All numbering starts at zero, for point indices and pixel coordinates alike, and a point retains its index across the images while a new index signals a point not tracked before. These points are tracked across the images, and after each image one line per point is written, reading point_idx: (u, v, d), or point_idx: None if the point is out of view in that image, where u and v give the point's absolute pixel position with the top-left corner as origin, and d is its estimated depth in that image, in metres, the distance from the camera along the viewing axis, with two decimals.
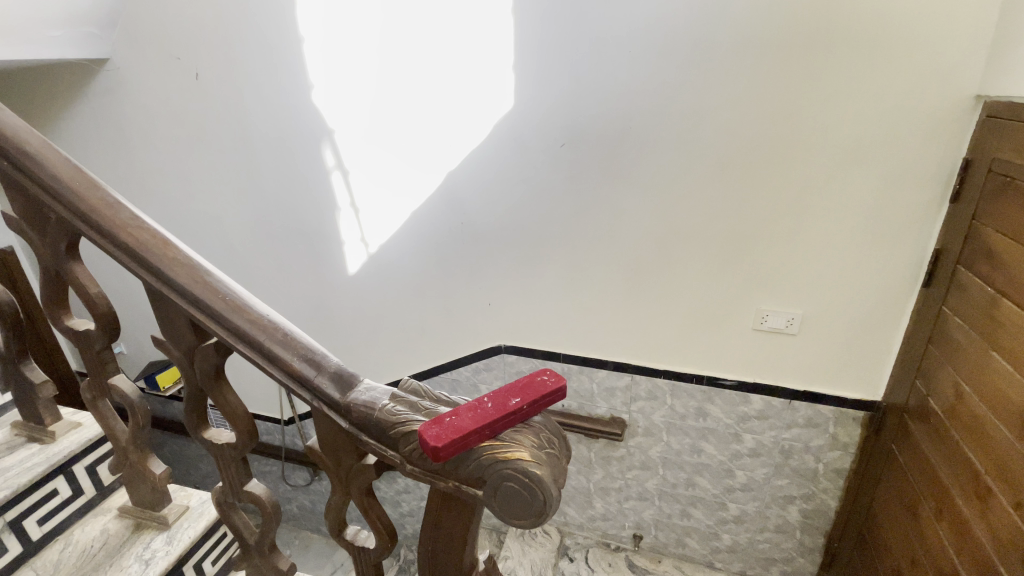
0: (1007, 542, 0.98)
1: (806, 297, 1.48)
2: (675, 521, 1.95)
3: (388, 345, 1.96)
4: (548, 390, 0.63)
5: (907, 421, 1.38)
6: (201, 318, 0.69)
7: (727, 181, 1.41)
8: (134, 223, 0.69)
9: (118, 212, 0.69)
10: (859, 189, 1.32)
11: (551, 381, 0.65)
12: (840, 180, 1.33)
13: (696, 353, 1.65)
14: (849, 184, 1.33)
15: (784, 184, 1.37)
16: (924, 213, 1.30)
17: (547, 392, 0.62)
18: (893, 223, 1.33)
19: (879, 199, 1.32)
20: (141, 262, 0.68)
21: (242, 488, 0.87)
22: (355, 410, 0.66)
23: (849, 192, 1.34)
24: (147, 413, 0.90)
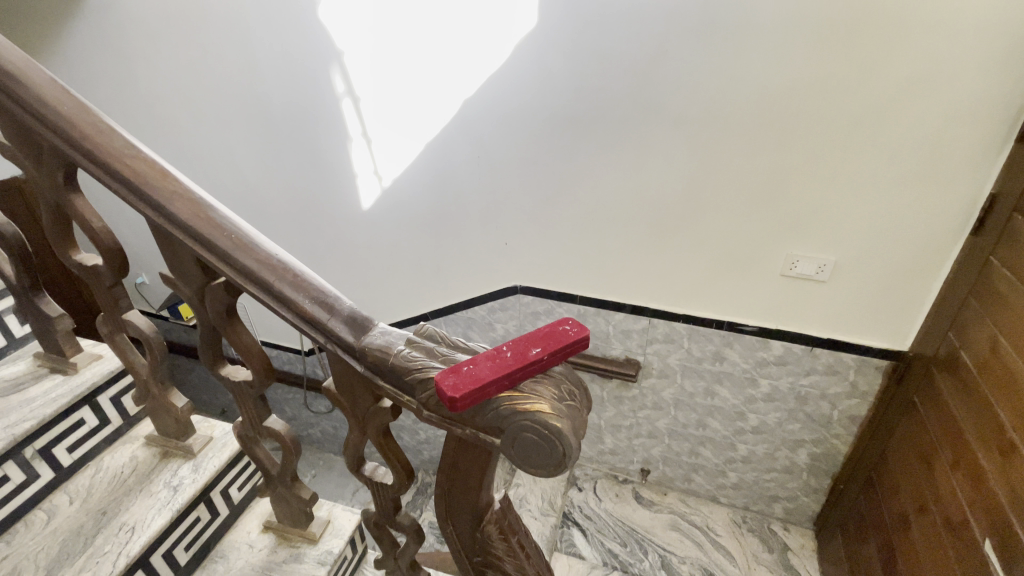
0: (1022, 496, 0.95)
1: (841, 244, 1.40)
2: (682, 458, 2.00)
3: (401, 281, 1.93)
4: (573, 339, 0.61)
5: (934, 372, 1.35)
6: (209, 257, 0.66)
7: (768, 115, 1.29)
8: (129, 152, 0.64)
9: (112, 139, 0.64)
10: (915, 127, 1.20)
11: (575, 331, 0.62)
12: (896, 116, 1.20)
13: (718, 298, 1.61)
14: (905, 121, 1.20)
15: (829, 120, 1.25)
16: (985, 152, 1.18)
17: (569, 343, 0.60)
18: (947, 164, 1.22)
19: (936, 138, 1.20)
20: (140, 195, 0.64)
21: (261, 423, 0.88)
22: (370, 355, 0.64)
23: (903, 131, 1.21)
24: (165, 348, 0.90)
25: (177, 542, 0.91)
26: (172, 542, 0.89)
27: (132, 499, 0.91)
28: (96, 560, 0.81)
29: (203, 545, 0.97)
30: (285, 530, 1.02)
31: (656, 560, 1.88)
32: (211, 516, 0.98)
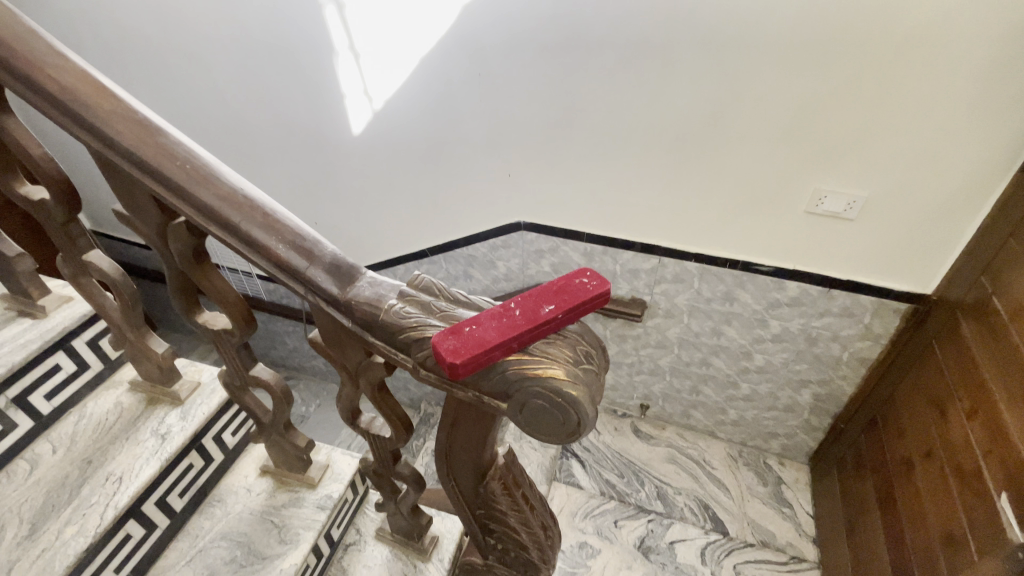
0: None
1: (876, 179, 1.28)
2: (682, 395, 1.99)
3: (397, 214, 1.82)
4: (591, 297, 0.53)
5: (959, 317, 1.28)
6: (163, 193, 0.56)
7: (812, 26, 1.12)
8: (55, 61, 0.52)
9: (32, 45, 0.52)
10: (979, 47, 1.05)
11: (593, 286, 0.55)
12: (960, 30, 1.04)
13: (735, 236, 1.51)
14: (968, 39, 1.05)
15: (883, 33, 1.09)
16: None
17: (586, 299, 0.53)
18: (1011, 88, 1.08)
19: (1001, 60, 1.05)
20: (72, 116, 0.53)
21: (248, 372, 0.82)
22: (358, 309, 0.56)
23: (964, 51, 1.06)
24: (136, 292, 0.83)
25: (170, 490, 0.88)
26: (165, 490, 0.87)
27: (118, 448, 0.87)
28: (83, 512, 0.78)
29: (199, 491, 0.95)
30: (283, 474, 1.00)
31: (652, 491, 1.91)
32: (205, 462, 0.95)
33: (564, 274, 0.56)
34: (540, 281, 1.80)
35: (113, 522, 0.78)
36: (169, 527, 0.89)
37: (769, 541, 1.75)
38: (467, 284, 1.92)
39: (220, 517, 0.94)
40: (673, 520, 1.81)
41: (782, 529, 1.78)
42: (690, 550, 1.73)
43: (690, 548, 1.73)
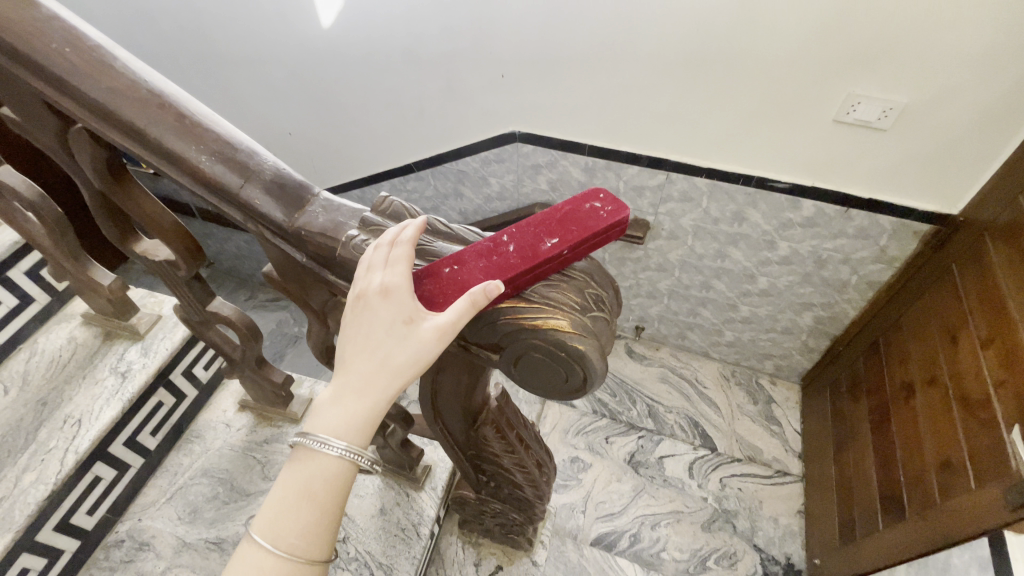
0: None
1: (919, 80, 1.12)
2: (679, 318, 1.94)
3: (378, 122, 1.65)
4: (602, 228, 0.45)
5: (986, 240, 1.19)
6: (49, 93, 0.44)
7: None
8: None
9: None
10: None
11: (605, 214, 0.46)
12: None
13: (751, 147, 1.36)
14: None
15: None
16: None
17: (597, 231, 0.44)
18: None
19: None
20: None
21: (206, 308, 0.72)
22: (310, 243, 0.46)
23: None
24: (63, 218, 0.72)
25: (140, 428, 0.82)
26: (134, 429, 0.81)
27: (74, 387, 0.81)
28: (42, 458, 0.72)
29: (174, 427, 0.90)
30: (263, 409, 0.95)
31: (643, 410, 1.91)
32: (177, 398, 0.89)
33: (568, 200, 0.47)
34: (535, 198, 1.67)
35: (76, 467, 0.73)
36: (145, 465, 0.85)
37: (755, 456, 1.78)
38: (458, 203, 1.78)
39: (199, 454, 0.90)
40: (663, 437, 1.83)
41: (769, 446, 1.82)
42: (678, 464, 1.76)
43: (678, 463, 1.76)
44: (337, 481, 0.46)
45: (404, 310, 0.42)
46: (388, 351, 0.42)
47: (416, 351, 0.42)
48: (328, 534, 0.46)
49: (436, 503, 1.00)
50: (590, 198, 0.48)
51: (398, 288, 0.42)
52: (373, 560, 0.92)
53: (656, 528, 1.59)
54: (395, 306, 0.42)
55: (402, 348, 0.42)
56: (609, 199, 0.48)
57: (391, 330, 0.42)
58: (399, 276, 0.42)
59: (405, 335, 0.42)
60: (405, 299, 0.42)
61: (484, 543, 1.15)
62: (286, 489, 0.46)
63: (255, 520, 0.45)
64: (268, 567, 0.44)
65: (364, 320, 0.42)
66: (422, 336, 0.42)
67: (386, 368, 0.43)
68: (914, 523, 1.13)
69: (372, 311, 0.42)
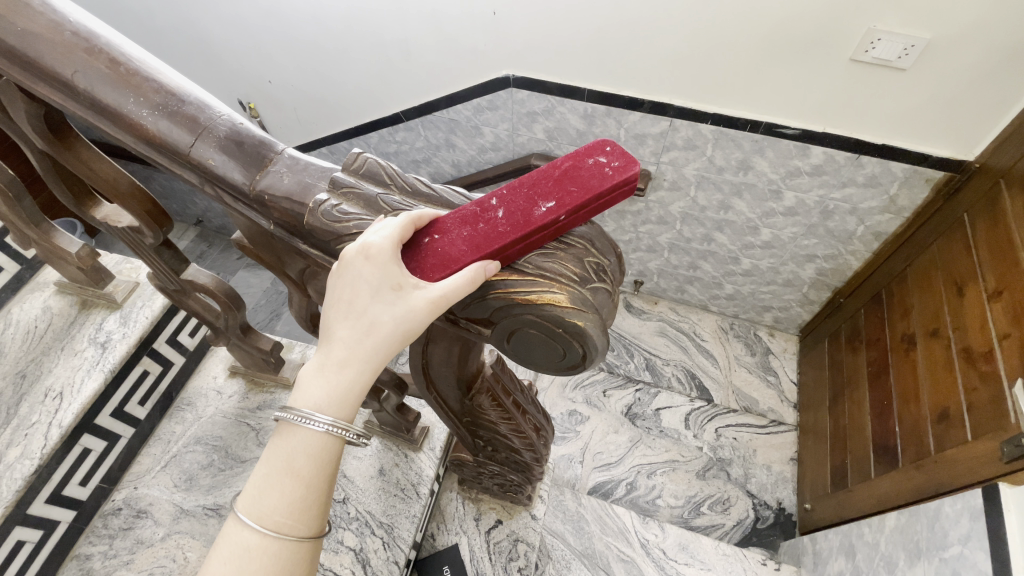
0: None
1: (947, 11, 1.02)
2: (679, 272, 1.91)
3: (361, 68, 1.54)
4: (604, 189, 0.39)
5: (1002, 188, 1.13)
6: None
7: None
8: None
9: None
10: None
11: (610, 170, 0.40)
12: None
13: (760, 90, 1.28)
14: None
15: None
16: None
17: (600, 191, 0.39)
18: None
19: None
20: None
21: (180, 276, 0.68)
22: (275, 209, 0.41)
23: None
24: (17, 181, 0.66)
25: (127, 398, 0.80)
26: (120, 399, 0.79)
27: (53, 358, 0.78)
28: (25, 432, 0.70)
29: (164, 395, 0.88)
30: (254, 374, 0.93)
31: (641, 362, 1.91)
32: (163, 366, 0.86)
33: (568, 154, 0.42)
34: (530, 149, 1.59)
35: (61, 441, 0.71)
36: (136, 434, 0.83)
37: (751, 407, 1.80)
38: (450, 155, 1.70)
39: (191, 421, 0.88)
40: (660, 389, 1.84)
41: (765, 396, 1.83)
42: (674, 416, 1.77)
43: (674, 415, 1.77)
44: (322, 455, 0.42)
45: (390, 273, 0.38)
46: (374, 318, 0.39)
47: (405, 319, 0.38)
48: (317, 510, 0.42)
49: (434, 463, 1.00)
50: (595, 151, 0.42)
51: (382, 250, 0.38)
52: (374, 519, 0.92)
53: (652, 476, 1.63)
54: (380, 269, 0.38)
55: (390, 315, 0.39)
56: (616, 152, 0.42)
57: (377, 295, 0.39)
58: (387, 238, 0.38)
59: (394, 302, 0.39)
60: (390, 262, 0.38)
61: (484, 498, 1.17)
62: (269, 465, 0.42)
63: (239, 498, 0.41)
64: (254, 547, 0.40)
65: (347, 282, 0.39)
66: (411, 304, 0.38)
67: (373, 337, 0.40)
68: (906, 473, 1.15)
69: (356, 273, 0.38)
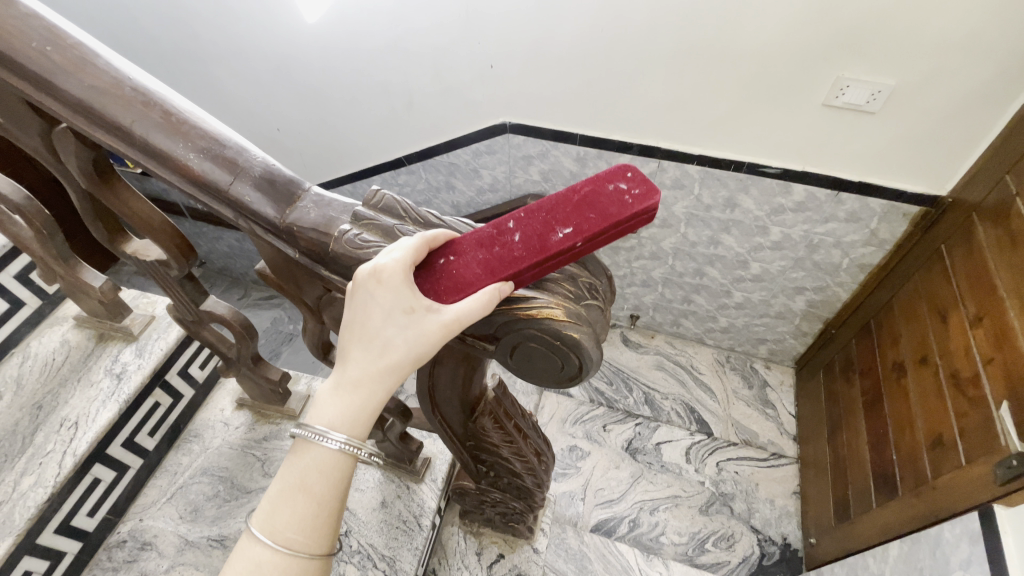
0: None
1: (907, 62, 1.12)
2: (673, 305, 1.95)
3: (366, 116, 1.64)
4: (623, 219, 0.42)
5: (975, 221, 1.20)
6: (35, 96, 0.45)
7: None
8: None
9: None
10: None
11: (631, 199, 0.43)
12: None
13: (741, 134, 1.37)
14: None
15: None
16: None
17: (616, 219, 0.42)
18: None
19: None
20: None
21: (199, 307, 0.72)
22: (302, 238, 0.46)
23: None
24: (51, 219, 0.71)
25: (137, 429, 0.82)
26: (131, 430, 0.81)
27: (70, 389, 0.80)
28: (39, 461, 0.72)
29: (172, 427, 0.89)
30: (261, 406, 0.95)
31: (640, 397, 1.92)
32: (173, 398, 0.88)
33: (590, 178, 0.44)
34: (527, 190, 1.67)
35: (74, 470, 0.72)
36: (143, 466, 0.84)
37: (751, 440, 1.81)
38: (450, 196, 1.78)
39: (198, 452, 0.90)
40: (660, 423, 1.84)
41: (764, 429, 1.84)
42: (675, 450, 1.77)
43: (675, 449, 1.78)
44: (333, 472, 0.45)
45: (402, 296, 0.42)
46: (389, 338, 0.43)
47: (417, 340, 0.43)
48: (326, 529, 0.45)
49: (436, 494, 1.00)
50: (617, 175, 0.45)
51: (393, 274, 0.42)
52: (375, 552, 0.93)
53: (654, 513, 1.62)
54: (392, 292, 0.42)
55: (403, 335, 0.43)
56: (637, 178, 0.44)
57: (391, 318, 0.42)
58: (398, 263, 0.42)
59: (406, 324, 0.42)
60: (402, 285, 0.42)
61: (485, 532, 1.16)
62: (283, 482, 0.45)
63: (254, 514, 0.44)
64: (267, 562, 0.43)
65: (362, 304, 0.43)
66: (422, 325, 0.42)
67: (385, 359, 0.43)
68: (907, 500, 1.16)
69: (369, 296, 0.42)
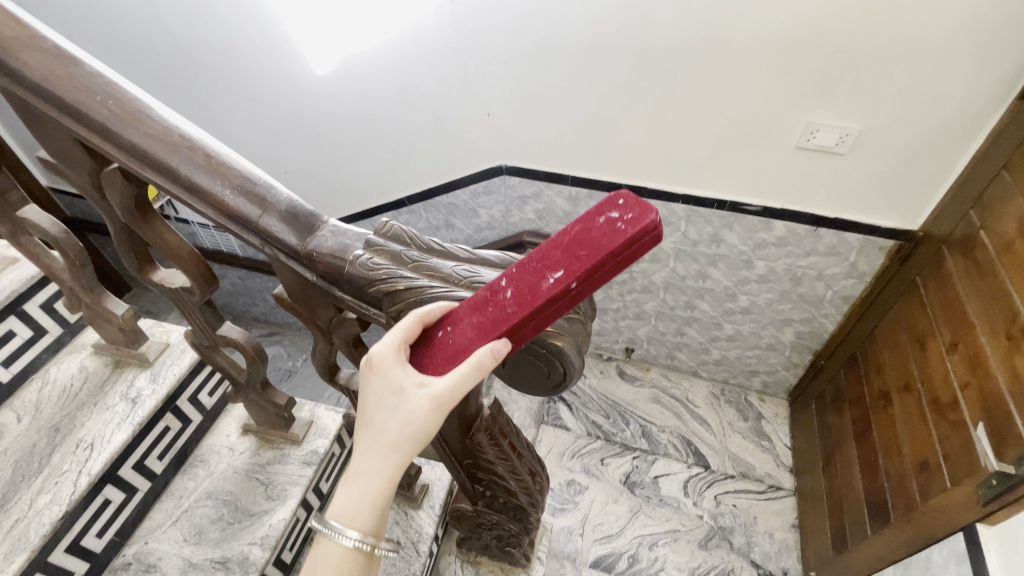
0: None
1: (869, 109, 1.23)
2: (667, 338, 2.00)
3: (370, 159, 1.74)
4: (616, 247, 0.42)
5: (945, 253, 1.27)
6: (87, 136, 0.50)
7: None
8: None
9: None
10: None
11: (623, 225, 0.42)
12: None
13: (722, 174, 1.46)
14: None
15: None
16: None
17: (605, 254, 0.42)
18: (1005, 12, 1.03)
19: None
20: None
21: (215, 332, 0.77)
22: (321, 263, 0.52)
23: None
24: (83, 251, 0.77)
25: (147, 453, 0.85)
26: (142, 453, 0.84)
27: (87, 413, 0.84)
28: (56, 480, 0.76)
29: (180, 452, 0.93)
30: (266, 431, 0.98)
31: (637, 430, 1.93)
32: (183, 423, 0.92)
33: (580, 217, 0.45)
34: (522, 227, 1.75)
35: (88, 489, 0.76)
36: (151, 489, 0.87)
37: (748, 472, 1.82)
38: (449, 234, 1.86)
39: (203, 477, 0.93)
40: (657, 456, 1.85)
41: (761, 461, 1.85)
42: (673, 483, 1.78)
43: (673, 482, 1.78)
44: (343, 564, 0.50)
45: (394, 377, 0.48)
46: (387, 420, 0.48)
47: (408, 416, 0.48)
48: None
49: (434, 520, 1.02)
50: (608, 204, 0.45)
51: (385, 356, 0.49)
52: None
53: (654, 548, 1.61)
54: (385, 374, 0.49)
55: (397, 414, 0.48)
56: (630, 204, 0.43)
57: (387, 400, 0.48)
58: (389, 348, 0.49)
59: (398, 403, 0.48)
60: (392, 365, 0.48)
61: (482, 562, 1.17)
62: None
63: None
64: None
65: (365, 390, 0.50)
66: (413, 401, 0.48)
67: (383, 439, 0.48)
68: (899, 525, 1.18)
69: (370, 381, 0.49)
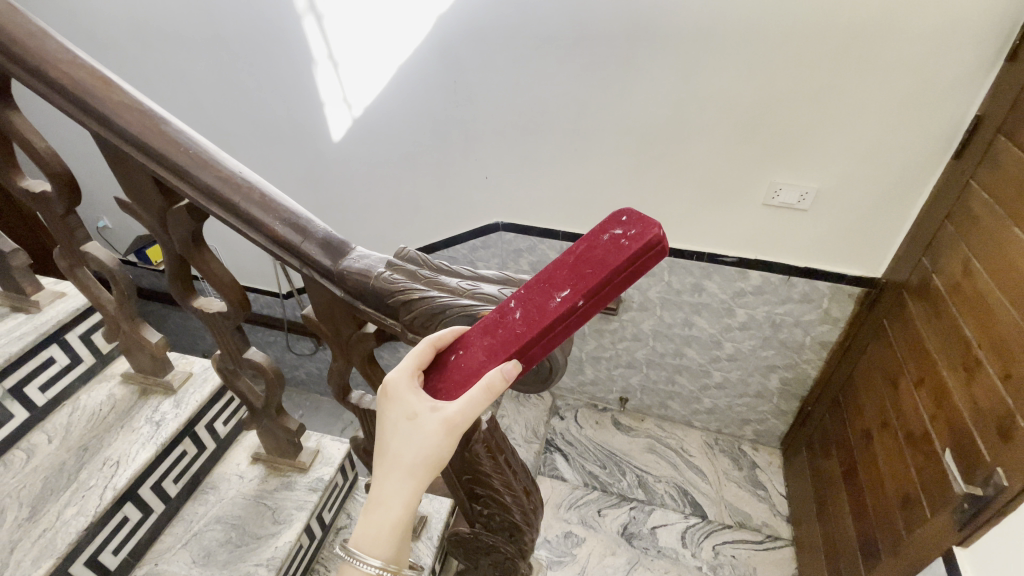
0: (989, 416, 0.99)
1: (822, 171, 1.40)
2: (659, 386, 2.06)
3: (378, 218, 1.89)
4: (621, 262, 0.50)
5: (905, 297, 1.39)
6: (167, 177, 0.63)
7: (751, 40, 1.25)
8: (87, 67, 0.60)
9: (70, 56, 0.60)
10: (903, 57, 1.19)
11: (626, 241, 0.50)
12: (882, 42, 1.18)
13: (699, 229, 1.61)
14: (892, 49, 1.18)
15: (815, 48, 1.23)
16: (966, 81, 1.18)
17: (608, 270, 0.51)
18: (925, 91, 1.22)
19: (917, 73, 1.20)
20: (91, 113, 0.60)
21: (241, 356, 0.86)
22: (350, 280, 0.63)
23: (888, 62, 1.20)
24: (131, 283, 0.87)
25: (165, 475, 0.91)
26: (159, 475, 0.90)
27: (113, 435, 0.91)
28: (82, 494, 0.81)
29: (192, 478, 0.98)
30: (275, 460, 1.03)
31: (633, 480, 1.95)
32: (198, 449, 0.98)
33: (584, 237, 0.53)
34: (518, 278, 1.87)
35: (111, 503, 0.81)
36: (164, 512, 0.91)
37: (745, 521, 1.81)
38: None
39: (213, 502, 0.97)
40: (654, 506, 1.86)
41: (757, 510, 1.85)
42: (671, 534, 1.78)
43: (670, 533, 1.78)
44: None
45: (409, 404, 0.57)
46: (404, 443, 0.56)
47: (422, 438, 0.55)
48: None
49: (431, 552, 1.06)
50: (611, 223, 0.53)
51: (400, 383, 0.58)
52: None
53: None
54: (401, 401, 0.57)
55: (412, 437, 0.55)
56: (631, 221, 0.52)
57: (404, 425, 0.56)
58: (404, 378, 0.58)
59: (413, 427, 0.56)
60: (407, 391, 0.57)
61: None
62: None
63: None
64: None
65: (383, 418, 0.57)
66: (427, 423, 0.55)
67: (399, 463, 0.56)
68: (890, 561, 1.20)
69: (388, 409, 0.57)
